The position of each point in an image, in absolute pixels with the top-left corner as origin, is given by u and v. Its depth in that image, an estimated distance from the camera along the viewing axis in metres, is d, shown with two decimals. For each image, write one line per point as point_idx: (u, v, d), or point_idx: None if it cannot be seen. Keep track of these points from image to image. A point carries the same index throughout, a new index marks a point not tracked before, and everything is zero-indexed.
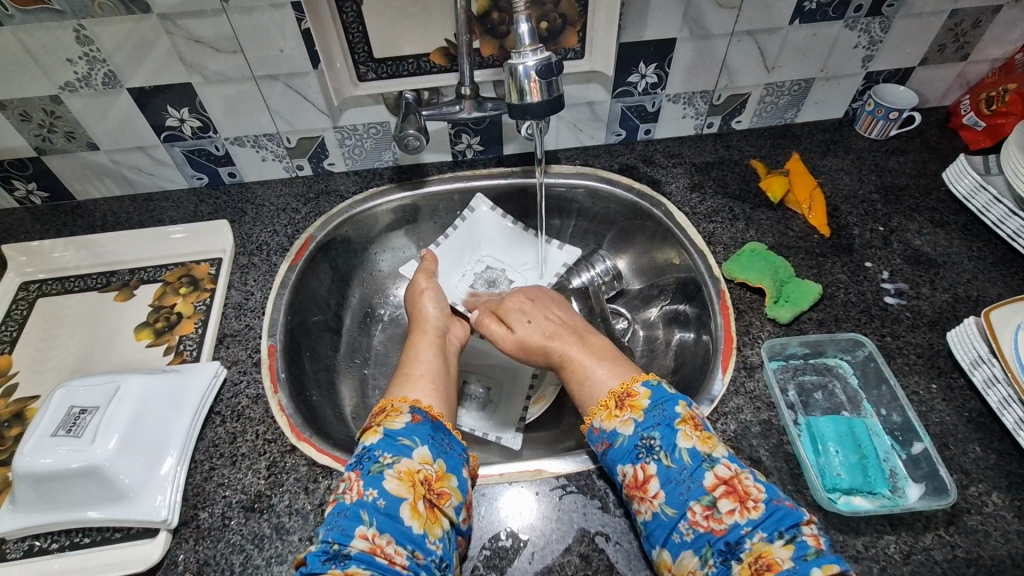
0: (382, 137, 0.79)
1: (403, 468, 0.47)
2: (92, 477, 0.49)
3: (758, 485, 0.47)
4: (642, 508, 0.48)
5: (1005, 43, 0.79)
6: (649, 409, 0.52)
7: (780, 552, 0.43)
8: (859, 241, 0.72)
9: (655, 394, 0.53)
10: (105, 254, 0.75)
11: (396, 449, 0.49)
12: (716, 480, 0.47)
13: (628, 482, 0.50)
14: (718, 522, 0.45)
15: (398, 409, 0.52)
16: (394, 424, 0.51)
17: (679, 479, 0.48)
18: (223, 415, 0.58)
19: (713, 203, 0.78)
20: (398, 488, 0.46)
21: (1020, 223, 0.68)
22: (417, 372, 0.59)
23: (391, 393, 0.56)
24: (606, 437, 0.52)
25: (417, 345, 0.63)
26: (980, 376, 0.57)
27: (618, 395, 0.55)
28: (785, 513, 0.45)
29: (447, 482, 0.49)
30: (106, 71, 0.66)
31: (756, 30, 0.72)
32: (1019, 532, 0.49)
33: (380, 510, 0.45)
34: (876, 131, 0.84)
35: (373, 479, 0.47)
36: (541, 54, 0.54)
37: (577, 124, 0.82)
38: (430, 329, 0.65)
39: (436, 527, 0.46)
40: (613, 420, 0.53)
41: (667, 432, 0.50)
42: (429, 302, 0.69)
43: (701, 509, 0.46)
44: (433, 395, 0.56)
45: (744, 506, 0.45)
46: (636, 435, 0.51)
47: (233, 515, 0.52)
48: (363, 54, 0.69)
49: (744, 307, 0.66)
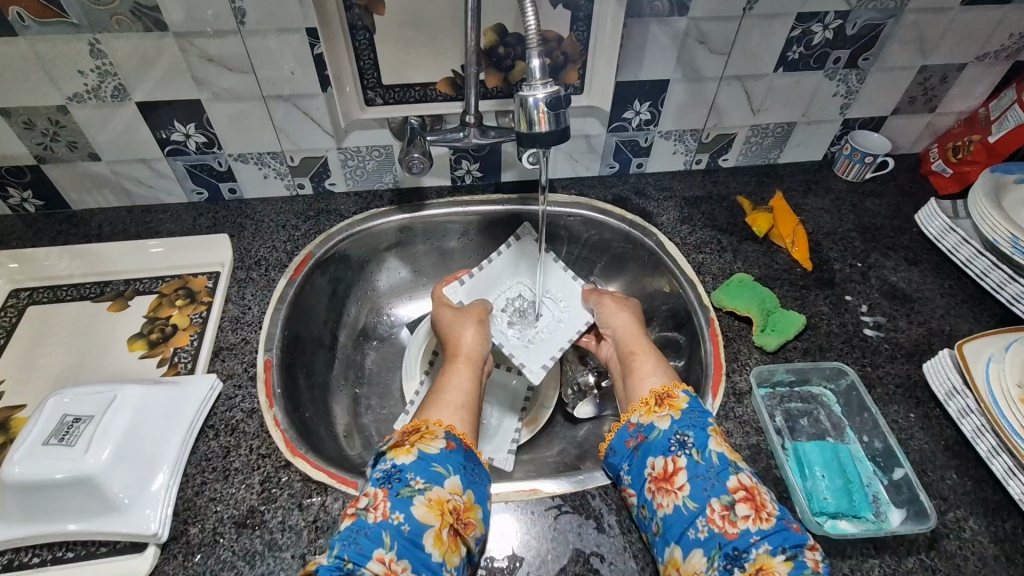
0: (385, 160, 0.81)
1: (434, 496, 0.48)
2: (82, 487, 0.48)
3: (773, 501, 0.48)
4: (664, 501, 0.49)
5: (969, 98, 0.85)
6: (688, 411, 0.55)
7: (781, 567, 0.43)
8: (839, 275, 0.76)
9: (693, 402, 0.56)
10: (100, 263, 0.74)
11: (429, 475, 0.49)
12: (739, 485, 0.49)
13: (656, 474, 0.51)
14: (732, 526, 0.46)
15: (434, 432, 0.53)
16: (429, 448, 0.51)
17: (705, 476, 0.49)
18: (216, 428, 0.58)
19: (702, 234, 0.81)
20: (424, 515, 0.46)
21: (988, 263, 0.73)
22: (451, 397, 0.60)
23: (424, 414, 0.57)
24: (643, 432, 0.55)
25: (454, 374, 0.63)
26: (955, 406, 0.60)
27: (659, 396, 0.57)
28: (792, 533, 0.46)
29: (473, 513, 0.49)
30: (117, 84, 0.67)
31: (743, 75, 0.77)
32: (995, 557, 0.51)
33: (403, 535, 0.45)
34: (853, 173, 0.89)
35: (400, 503, 0.47)
36: (551, 87, 0.57)
37: (573, 155, 0.85)
38: (467, 358, 0.66)
39: (455, 555, 0.46)
40: (652, 416, 0.55)
41: (701, 434, 0.52)
42: (465, 330, 0.69)
43: (720, 508, 0.47)
44: (464, 420, 0.58)
45: (758, 515, 0.46)
46: (672, 431, 0.53)
47: (224, 531, 0.51)
48: (372, 80, 0.71)
49: (733, 335, 0.69)
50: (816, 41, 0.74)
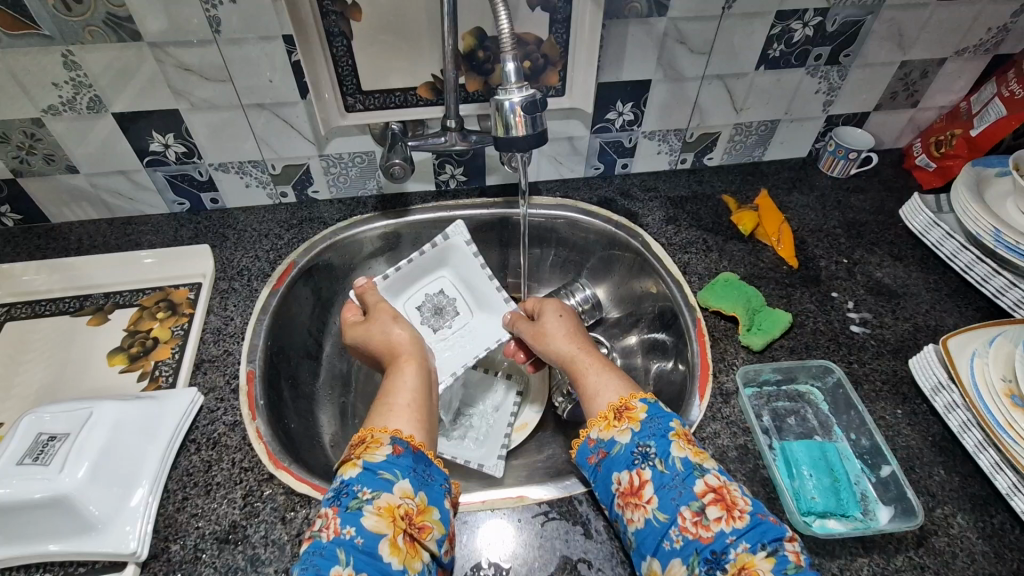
0: (368, 166, 0.81)
1: (383, 503, 0.47)
2: (59, 507, 0.47)
3: (745, 497, 0.48)
4: (634, 516, 0.49)
5: (950, 92, 0.85)
6: (646, 420, 0.53)
7: (762, 565, 0.43)
8: (825, 272, 0.76)
9: (652, 408, 0.54)
10: (80, 277, 0.74)
11: (376, 484, 0.48)
12: (706, 487, 0.48)
13: (623, 489, 0.51)
14: (706, 530, 0.46)
15: (378, 440, 0.52)
16: (373, 456, 0.50)
17: (672, 484, 0.49)
18: (198, 442, 0.57)
19: (687, 234, 0.81)
20: (376, 525, 0.45)
21: (971, 257, 0.73)
22: (401, 401, 0.58)
23: (375, 421, 0.55)
24: (604, 447, 0.54)
25: (404, 371, 0.63)
26: (941, 401, 0.60)
27: (616, 408, 0.55)
28: (768, 527, 0.45)
29: (428, 515, 0.48)
30: (92, 96, 0.66)
31: (725, 74, 0.77)
32: (983, 552, 0.51)
33: (358, 548, 0.44)
34: (838, 170, 0.89)
35: (349, 516, 0.46)
36: (526, 91, 0.57)
37: (557, 158, 0.85)
38: (413, 358, 0.65)
39: (416, 560, 0.45)
40: (611, 430, 0.54)
41: (662, 442, 0.51)
42: (397, 329, 0.68)
43: (691, 515, 0.47)
44: (415, 424, 0.56)
45: (730, 515, 0.46)
46: (633, 443, 0.52)
47: (206, 547, 0.50)
48: (352, 86, 0.71)
49: (719, 335, 0.68)
50: (796, 38, 0.74)
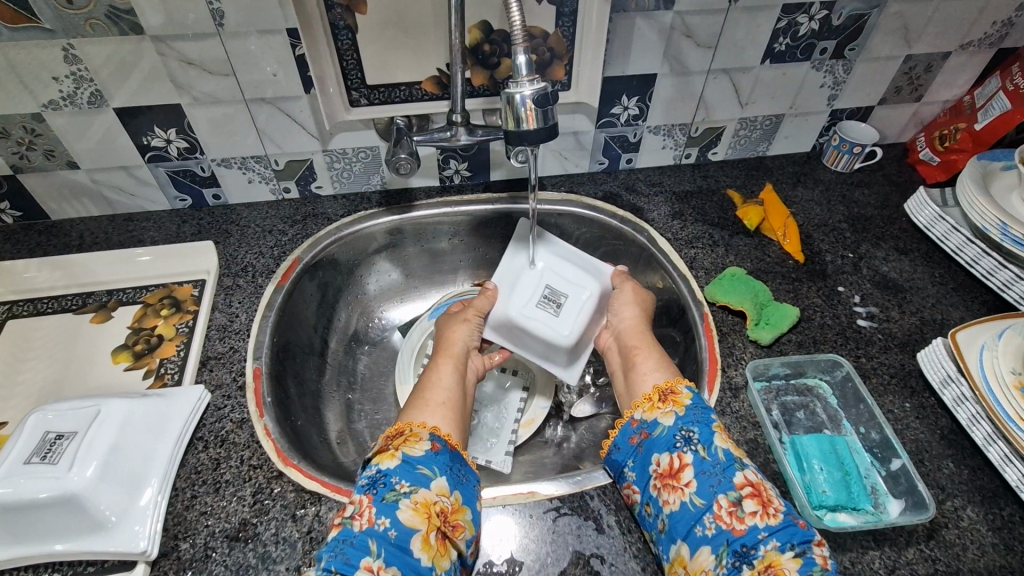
0: (372, 162, 0.80)
1: (419, 499, 0.47)
2: (67, 506, 0.47)
3: (779, 497, 0.48)
4: (671, 497, 0.49)
5: (954, 86, 0.85)
6: (691, 406, 0.54)
7: (789, 564, 0.43)
8: (832, 267, 0.76)
9: (696, 398, 0.55)
10: (82, 274, 0.73)
11: (414, 478, 0.48)
12: (745, 481, 0.48)
13: (661, 470, 0.51)
14: (740, 522, 0.46)
15: (418, 435, 0.52)
16: (413, 451, 0.50)
17: (712, 472, 0.49)
18: (206, 440, 0.56)
19: (693, 229, 0.81)
20: (411, 519, 0.46)
21: (977, 251, 0.73)
22: (435, 398, 0.59)
23: (407, 416, 0.56)
24: (646, 427, 0.54)
25: (438, 367, 0.63)
26: (950, 394, 0.60)
27: (661, 392, 0.56)
28: (798, 529, 0.45)
29: (461, 515, 0.49)
30: (93, 90, 0.65)
31: (731, 68, 0.77)
32: (993, 544, 0.51)
33: (390, 541, 0.44)
34: (842, 164, 0.89)
35: (386, 508, 0.46)
36: (538, 83, 0.56)
37: (562, 153, 0.84)
38: (455, 354, 0.66)
39: (444, 559, 0.45)
40: (656, 412, 0.54)
41: (706, 430, 0.51)
42: (455, 327, 0.69)
43: (727, 504, 0.47)
44: (449, 421, 0.56)
45: (765, 511, 0.46)
46: (676, 427, 0.52)
47: (216, 545, 0.49)
48: (356, 81, 0.70)
49: (727, 330, 0.68)
50: (802, 31, 0.74)
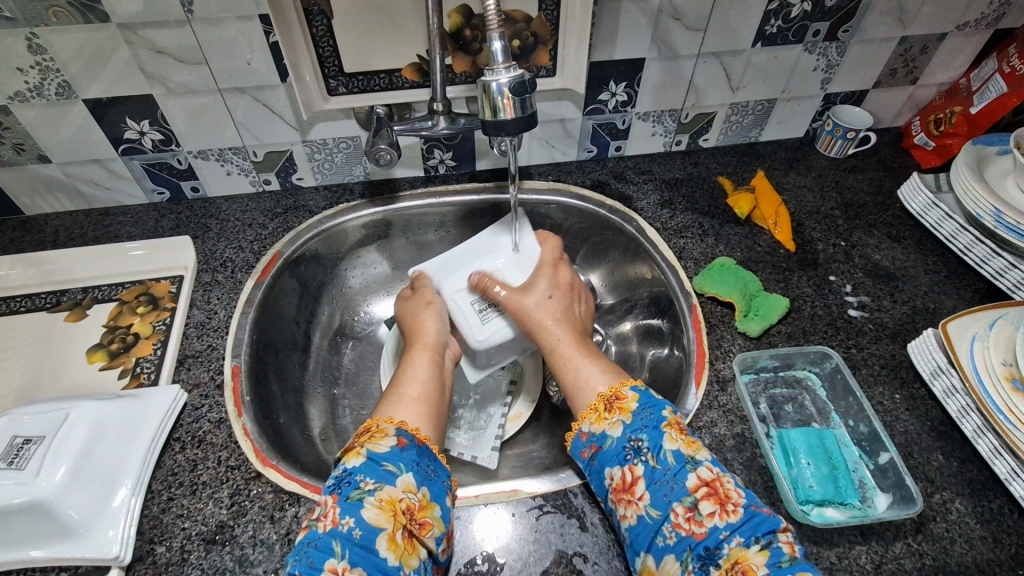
0: (353, 152, 0.78)
1: (384, 496, 0.46)
2: (35, 512, 0.46)
3: (738, 489, 0.47)
4: (627, 512, 0.48)
5: (950, 68, 0.83)
6: (637, 411, 0.52)
7: (756, 558, 0.43)
8: (823, 256, 0.74)
9: (643, 398, 0.54)
10: (57, 272, 0.71)
11: (380, 475, 0.47)
12: (699, 482, 0.47)
13: (615, 484, 0.50)
14: (699, 526, 0.45)
15: (384, 430, 0.50)
16: (378, 447, 0.49)
17: (663, 481, 0.48)
18: (182, 441, 0.55)
19: (683, 219, 0.79)
20: (377, 518, 0.45)
21: (971, 239, 0.71)
22: (411, 392, 0.57)
23: (380, 412, 0.55)
24: (595, 441, 0.53)
25: (415, 361, 0.61)
26: (940, 385, 0.59)
27: (607, 399, 0.55)
28: (763, 519, 0.45)
29: (430, 512, 0.48)
30: (60, 81, 0.63)
31: (721, 52, 0.75)
32: (981, 537, 0.51)
33: (354, 541, 0.44)
34: (835, 150, 0.87)
35: (349, 507, 0.45)
36: (514, 71, 0.54)
37: (549, 141, 0.83)
38: (430, 345, 0.63)
39: (413, 558, 0.45)
40: (602, 423, 0.53)
41: (654, 435, 0.50)
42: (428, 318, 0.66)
43: (683, 511, 0.46)
44: (422, 416, 0.54)
45: (723, 510, 0.46)
46: (624, 437, 0.51)
47: (192, 548, 0.49)
48: (334, 68, 0.68)
49: (715, 321, 0.67)
50: (794, 13, 0.72)
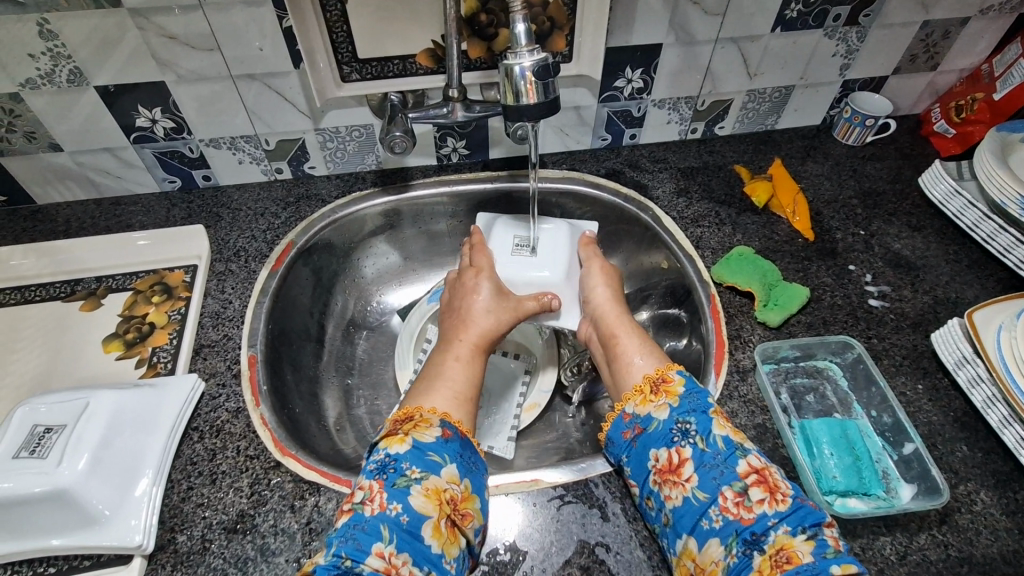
0: (366, 141, 0.77)
1: (430, 485, 0.46)
2: (57, 501, 0.46)
3: (785, 481, 0.47)
4: (672, 493, 0.48)
5: (971, 54, 0.82)
6: (685, 395, 0.52)
7: (802, 546, 0.42)
8: (842, 245, 0.73)
9: (689, 383, 0.53)
10: (70, 261, 0.71)
11: (425, 464, 0.47)
12: (749, 468, 0.47)
13: (661, 466, 0.49)
14: (748, 510, 0.44)
15: (428, 420, 0.50)
16: (424, 437, 0.49)
17: (713, 464, 0.48)
18: (201, 430, 0.55)
19: (699, 207, 0.78)
20: (423, 505, 0.45)
21: (994, 227, 0.70)
22: (447, 388, 0.56)
23: (416, 401, 0.54)
24: (640, 422, 0.52)
25: (452, 356, 0.59)
26: (965, 376, 0.58)
27: (653, 381, 0.54)
28: (809, 511, 0.45)
29: (471, 503, 0.47)
30: (72, 68, 0.62)
31: (739, 37, 0.73)
32: (1007, 529, 0.50)
33: (402, 526, 0.43)
34: (853, 137, 0.86)
35: (397, 494, 0.45)
36: (538, 54, 0.53)
37: (563, 129, 0.81)
38: (473, 341, 0.61)
39: (454, 546, 0.45)
40: (648, 405, 0.53)
41: (703, 419, 0.50)
42: (479, 306, 0.63)
43: (732, 495, 0.45)
44: (461, 409, 0.54)
45: (774, 497, 0.45)
46: (671, 419, 0.51)
47: (214, 537, 0.48)
48: (347, 55, 0.67)
49: (734, 311, 0.66)
50: None
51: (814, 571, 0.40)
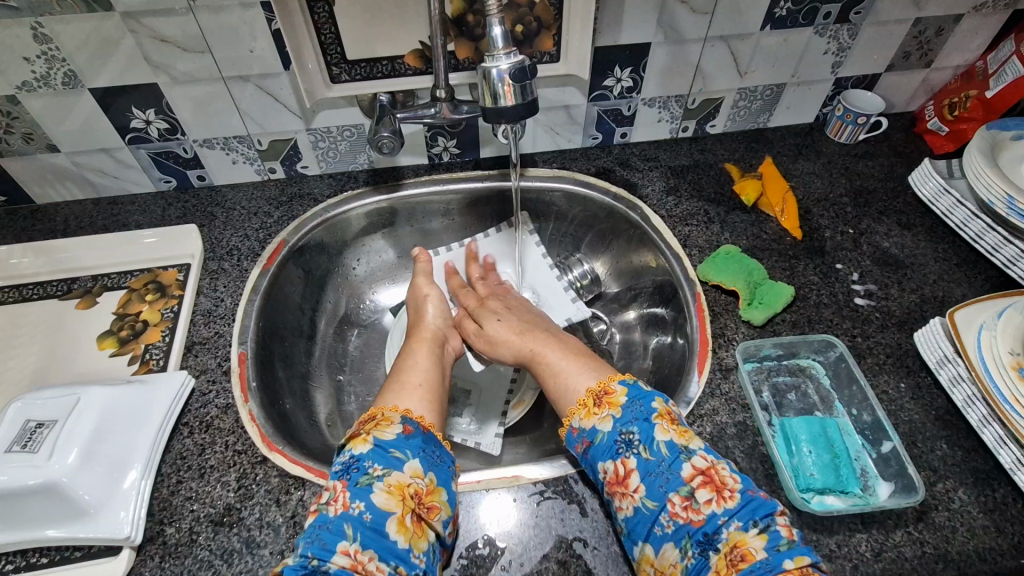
0: (358, 140, 0.78)
1: (393, 482, 0.47)
2: (48, 494, 0.47)
3: (733, 475, 0.47)
4: (623, 504, 0.48)
5: (966, 50, 0.81)
6: (627, 405, 0.52)
7: (755, 542, 0.43)
8: (830, 243, 0.73)
9: (632, 391, 0.53)
10: (67, 260, 0.72)
11: (386, 461, 0.48)
12: (694, 471, 0.47)
13: (609, 478, 0.50)
14: (696, 513, 0.45)
15: (390, 418, 0.52)
16: (384, 434, 0.50)
17: (658, 472, 0.48)
18: (190, 426, 0.56)
19: (688, 206, 0.78)
20: (387, 502, 0.46)
21: (982, 226, 0.70)
22: (413, 380, 0.59)
23: (383, 400, 0.56)
24: (587, 436, 0.52)
25: (415, 352, 0.63)
26: (946, 374, 0.58)
27: (596, 395, 0.54)
28: (759, 504, 0.45)
29: (437, 496, 0.48)
30: (66, 70, 0.64)
31: (728, 36, 0.73)
32: (984, 526, 0.51)
33: (366, 524, 0.45)
34: (845, 135, 0.86)
35: (359, 492, 0.46)
36: (515, 57, 0.54)
37: (553, 127, 0.82)
38: (428, 337, 0.66)
39: (422, 540, 0.46)
40: (592, 418, 0.53)
41: (645, 426, 0.50)
42: (431, 307, 0.69)
43: (680, 500, 0.46)
44: (424, 405, 0.56)
45: (720, 496, 0.46)
46: (615, 431, 0.51)
47: (201, 530, 0.50)
48: (337, 56, 0.68)
49: (719, 310, 0.67)
50: None
51: (767, 567, 0.41)
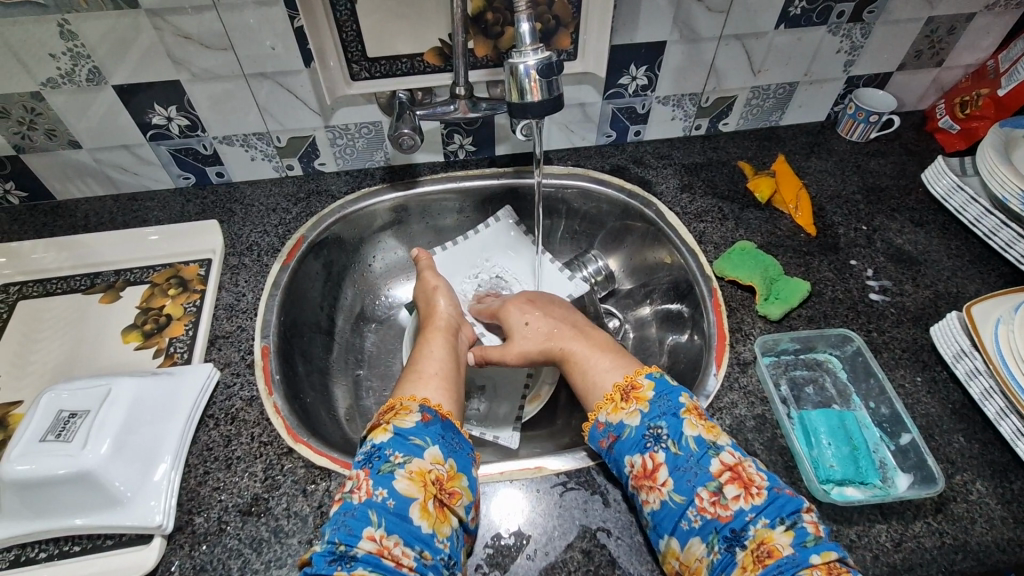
0: (375, 137, 0.79)
1: (414, 467, 0.48)
2: (82, 482, 0.48)
3: (759, 472, 0.48)
4: (649, 498, 0.48)
5: (977, 49, 0.82)
6: (655, 399, 0.53)
7: (782, 538, 0.44)
8: (844, 240, 0.74)
9: (659, 386, 0.54)
10: (89, 255, 0.73)
11: (408, 448, 0.49)
12: (722, 466, 0.48)
13: (636, 472, 0.50)
14: (724, 509, 0.46)
15: (409, 407, 0.52)
16: (404, 422, 0.51)
17: (686, 467, 0.48)
18: (216, 418, 0.57)
19: (703, 203, 0.79)
20: (408, 488, 0.46)
21: (996, 223, 0.71)
22: (430, 369, 0.59)
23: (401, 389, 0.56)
24: (613, 431, 0.53)
25: (432, 341, 0.64)
26: (963, 368, 0.59)
27: (623, 388, 0.56)
28: (786, 500, 0.46)
29: (457, 482, 0.49)
30: (91, 67, 0.64)
31: (742, 34, 0.74)
32: (1002, 517, 0.51)
33: (389, 510, 0.45)
34: (857, 133, 0.86)
35: (382, 479, 0.47)
36: (542, 53, 0.55)
37: (568, 125, 0.83)
38: (443, 327, 0.66)
39: (445, 526, 0.46)
40: (620, 413, 0.54)
41: (674, 421, 0.51)
42: (442, 298, 0.70)
43: (708, 495, 0.47)
44: (443, 393, 0.56)
45: (748, 492, 0.46)
46: (643, 425, 0.52)
47: (229, 519, 0.50)
48: (357, 54, 0.68)
49: (735, 305, 0.67)
50: None
51: (794, 563, 0.42)
